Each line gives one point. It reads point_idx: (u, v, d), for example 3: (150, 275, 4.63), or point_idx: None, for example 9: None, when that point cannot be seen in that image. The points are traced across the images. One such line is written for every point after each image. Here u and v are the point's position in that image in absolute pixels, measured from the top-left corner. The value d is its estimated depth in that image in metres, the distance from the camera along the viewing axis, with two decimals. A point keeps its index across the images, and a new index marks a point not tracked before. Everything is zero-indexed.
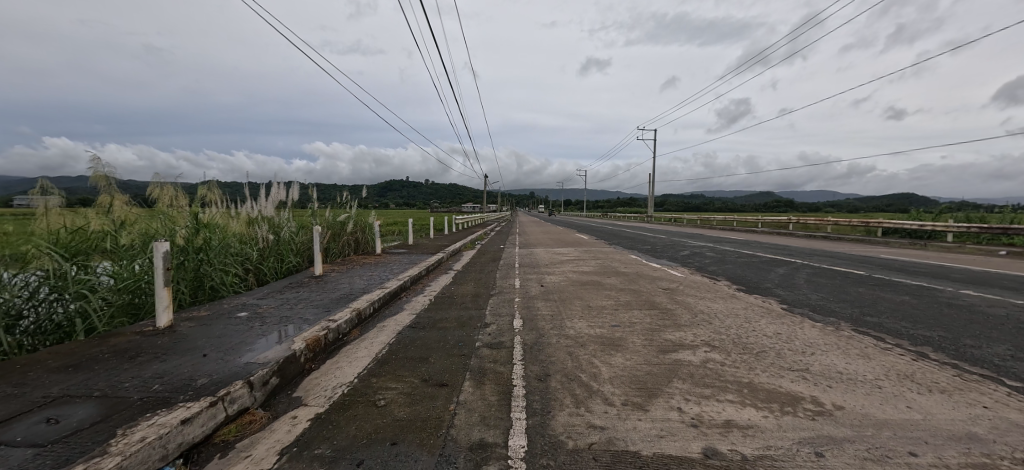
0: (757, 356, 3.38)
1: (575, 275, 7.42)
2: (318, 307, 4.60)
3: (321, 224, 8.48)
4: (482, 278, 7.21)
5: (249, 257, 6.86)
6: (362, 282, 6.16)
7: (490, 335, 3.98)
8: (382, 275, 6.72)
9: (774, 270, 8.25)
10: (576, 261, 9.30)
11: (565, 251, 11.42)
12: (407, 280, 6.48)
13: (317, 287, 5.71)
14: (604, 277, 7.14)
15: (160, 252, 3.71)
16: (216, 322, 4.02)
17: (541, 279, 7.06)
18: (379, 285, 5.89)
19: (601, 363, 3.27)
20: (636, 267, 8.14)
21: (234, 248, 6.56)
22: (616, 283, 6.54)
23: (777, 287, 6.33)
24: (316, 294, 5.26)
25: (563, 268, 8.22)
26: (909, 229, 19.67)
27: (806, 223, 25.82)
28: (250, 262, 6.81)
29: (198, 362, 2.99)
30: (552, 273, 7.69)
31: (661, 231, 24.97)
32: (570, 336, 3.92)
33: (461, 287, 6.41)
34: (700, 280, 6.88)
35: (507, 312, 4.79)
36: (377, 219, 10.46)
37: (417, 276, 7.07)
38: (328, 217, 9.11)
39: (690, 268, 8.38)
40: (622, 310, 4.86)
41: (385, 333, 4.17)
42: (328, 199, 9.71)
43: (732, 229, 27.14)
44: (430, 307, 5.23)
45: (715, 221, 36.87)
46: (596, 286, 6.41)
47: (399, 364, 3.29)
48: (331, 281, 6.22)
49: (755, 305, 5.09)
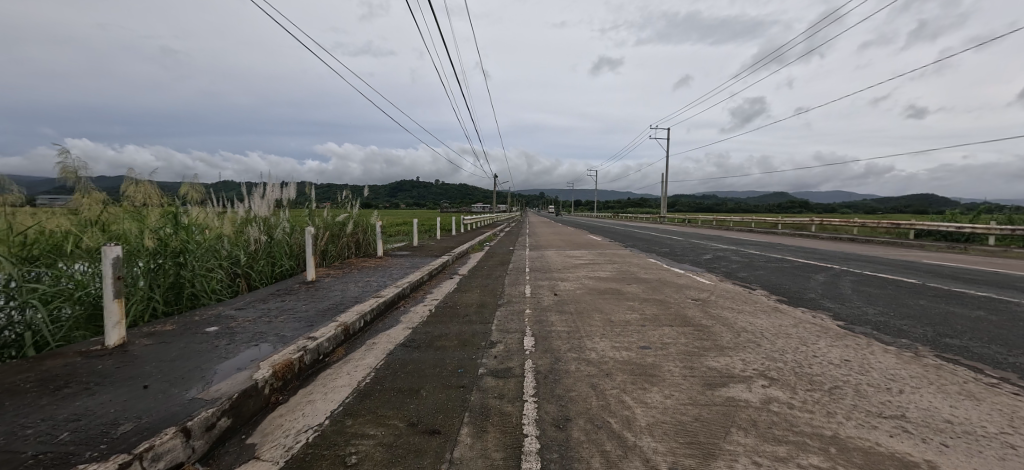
0: (832, 396, 2.67)
1: (592, 281, 6.74)
2: (300, 321, 4.02)
3: (318, 224, 7.97)
4: (489, 285, 6.58)
5: (238, 260, 6.35)
6: (356, 289, 5.57)
7: (495, 359, 3.34)
8: (380, 281, 6.13)
9: (812, 276, 7.44)
10: (591, 265, 8.61)
11: (579, 254, 10.72)
12: (406, 287, 5.88)
13: (306, 295, 5.14)
14: (625, 284, 6.45)
15: (110, 259, 3.16)
16: (178, 338, 3.46)
17: (554, 286, 6.40)
18: (374, 293, 5.30)
19: (634, 401, 2.60)
20: (658, 273, 7.41)
21: (220, 250, 6.03)
22: (639, 292, 5.84)
23: (824, 299, 5.57)
24: (301, 304, 4.69)
25: (577, 273, 7.54)
26: (945, 231, 18.46)
27: (831, 225, 24.61)
28: (238, 266, 6.29)
29: (132, 398, 2.39)
30: (566, 279, 7.03)
31: (676, 232, 24.06)
32: (592, 362, 3.26)
33: (466, 295, 5.78)
34: (733, 289, 6.13)
35: (516, 328, 4.15)
36: (379, 219, 9.92)
37: (418, 282, 6.48)
38: (327, 217, 8.59)
39: (718, 274, 7.62)
40: (651, 327, 4.18)
41: (373, 355, 3.56)
42: (327, 198, 9.21)
43: (751, 230, 26.03)
44: (429, 320, 4.61)
45: (732, 222, 35.67)
46: (616, 294, 5.72)
47: (382, 400, 2.66)
48: (323, 287, 5.65)
49: (807, 322, 4.36)
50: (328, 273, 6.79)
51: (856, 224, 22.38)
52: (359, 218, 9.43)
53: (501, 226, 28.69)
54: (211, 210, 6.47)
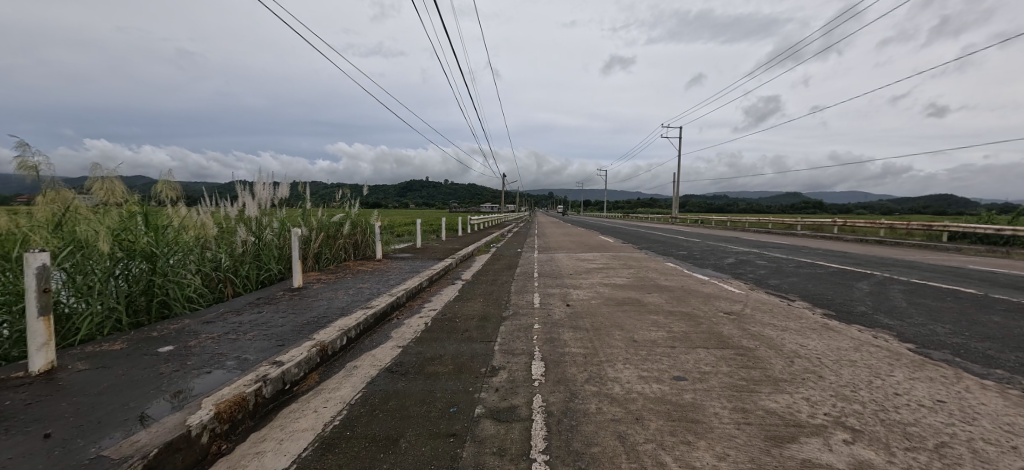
0: (944, 459, 1.99)
1: (608, 290, 6.08)
2: (271, 339, 3.45)
3: (312, 225, 7.45)
4: (494, 293, 5.96)
5: (220, 264, 5.84)
6: (346, 297, 5.00)
7: (496, 393, 2.72)
8: (373, 288, 5.56)
9: (854, 285, 6.66)
10: (605, 270, 7.93)
11: (591, 257, 10.04)
12: (402, 295, 5.30)
13: (287, 305, 4.59)
14: (645, 293, 5.78)
15: (33, 270, 2.64)
16: (120, 362, 2.92)
17: (566, 295, 5.76)
18: (364, 303, 4.73)
19: (677, 462, 1.95)
20: (681, 280, 6.70)
21: (199, 252, 5.56)
22: (663, 303, 5.16)
23: (879, 313, 4.82)
24: (279, 317, 4.13)
25: (591, 280, 6.88)
26: (983, 234, 17.27)
27: (855, 226, 23.45)
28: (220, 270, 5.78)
29: (21, 456, 1.83)
30: (579, 286, 6.39)
31: (690, 234, 23.21)
32: (616, 399, 2.61)
33: (468, 305, 5.17)
34: (770, 300, 5.41)
35: (523, 350, 3.52)
36: (379, 219, 9.39)
37: (416, 288, 5.90)
38: (322, 217, 8.08)
39: (747, 281, 6.89)
40: (683, 348, 3.52)
41: (350, 384, 2.97)
42: (324, 197, 8.71)
43: (769, 231, 24.98)
44: (424, 337, 4.01)
45: (748, 223, 34.54)
46: (637, 306, 5.05)
47: (349, 454, 2.06)
48: (310, 295, 5.10)
49: (870, 345, 3.64)
50: (319, 278, 6.25)
51: (884, 225, 21.22)
52: (357, 219, 8.92)
53: (509, 227, 28.07)
54: (196, 210, 6.04)
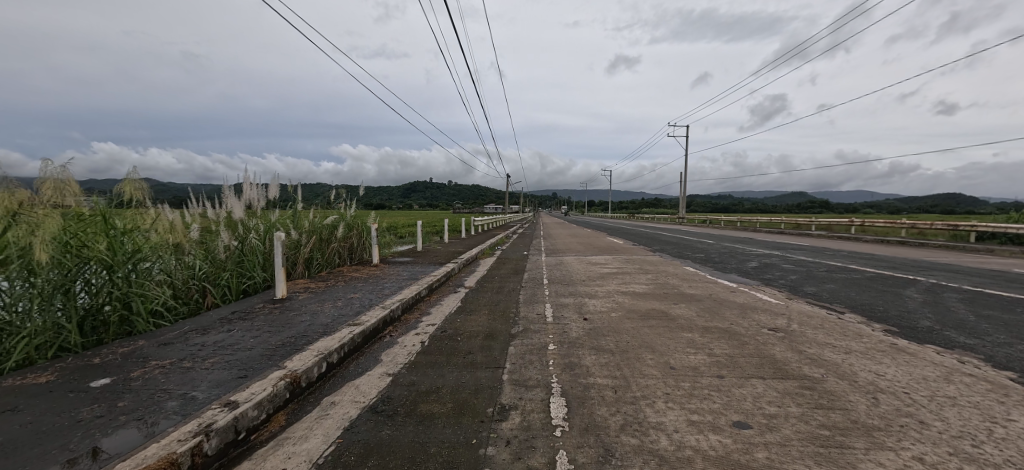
0: None
1: (627, 299, 5.44)
2: (231, 370, 2.85)
3: (301, 228, 6.86)
4: (500, 304, 5.33)
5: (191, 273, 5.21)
6: (333, 311, 4.40)
7: (506, 448, 2.08)
8: (366, 299, 4.95)
9: (903, 292, 5.95)
10: (620, 276, 7.28)
11: (602, 261, 9.39)
12: (396, 308, 4.69)
13: (264, 321, 3.99)
14: (671, 304, 5.12)
15: None
16: (35, 403, 2.33)
17: (582, 305, 5.12)
18: (353, 318, 4.13)
19: None
20: (707, 288, 6.05)
21: (172, 258, 5.07)
22: (694, 316, 4.51)
23: (949, 329, 4.13)
24: (250, 337, 3.53)
25: (607, 287, 6.23)
26: (1013, 233, 16.38)
27: (873, 227, 22.56)
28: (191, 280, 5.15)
29: None
30: (594, 295, 5.74)
31: (700, 235, 22.51)
32: (667, 460, 1.94)
33: (471, 319, 4.55)
34: (815, 312, 4.73)
35: (537, 381, 2.88)
36: (377, 221, 8.80)
37: (413, 299, 5.29)
38: (314, 219, 7.51)
39: (780, 288, 6.21)
40: (733, 379, 2.87)
41: (321, 430, 2.35)
42: (317, 198, 8.14)
43: (783, 231, 24.17)
44: (419, 361, 3.39)
45: (758, 223, 33.68)
46: (664, 320, 4.40)
47: None
48: (293, 308, 4.50)
49: (963, 376, 2.96)
50: (308, 286, 5.66)
51: (905, 225, 20.32)
52: (353, 220, 8.35)
53: (514, 228, 27.39)
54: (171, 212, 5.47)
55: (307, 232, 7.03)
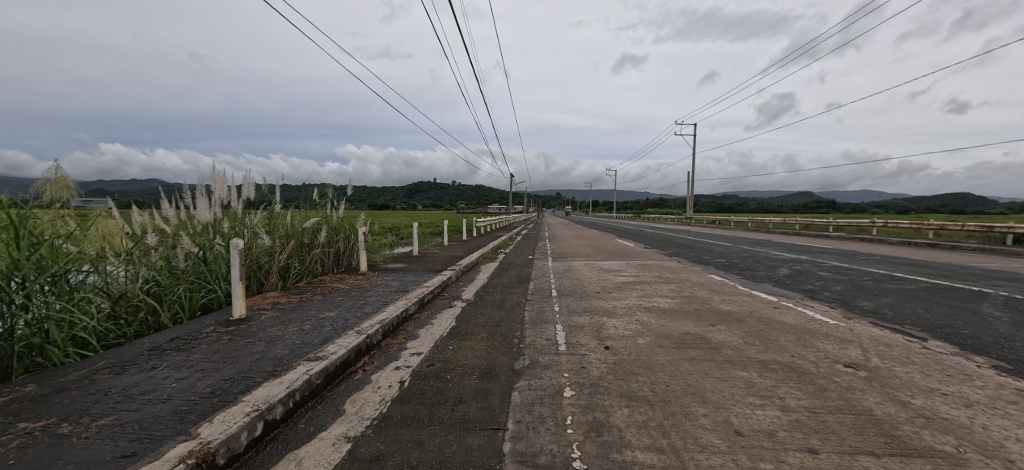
0: None
1: (654, 318, 4.57)
2: (118, 442, 2.00)
3: (274, 236, 6.05)
4: (502, 324, 4.48)
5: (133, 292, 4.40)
6: (295, 338, 3.56)
7: None
8: (341, 320, 4.11)
9: (980, 309, 5.01)
10: (639, 287, 6.40)
11: (616, 267, 8.52)
12: (376, 332, 3.85)
13: (202, 354, 3.16)
14: (708, 325, 4.25)
15: None
16: None
17: (600, 327, 4.26)
18: (316, 350, 3.28)
19: None
20: (745, 303, 5.16)
21: (101, 269, 4.33)
22: (742, 345, 3.63)
23: None
24: (172, 381, 2.69)
25: (627, 302, 5.36)
26: None
27: (894, 228, 21.51)
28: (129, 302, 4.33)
29: None
30: (613, 312, 4.87)
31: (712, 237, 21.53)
32: None
33: (465, 348, 3.70)
34: (890, 339, 3.84)
35: (552, 457, 2.03)
36: (366, 224, 8.00)
37: (399, 318, 4.45)
38: (293, 224, 6.72)
39: (830, 304, 5.30)
40: (836, 458, 1.99)
41: None
42: (298, 199, 7.36)
43: (799, 233, 23.13)
44: (392, 415, 2.54)
45: (771, 224, 32.57)
46: (706, 349, 3.53)
47: None
48: (248, 333, 3.67)
49: None
50: (277, 302, 4.84)
51: (932, 226, 19.21)
52: (339, 223, 7.56)
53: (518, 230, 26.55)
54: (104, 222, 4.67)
55: (282, 237, 6.29)
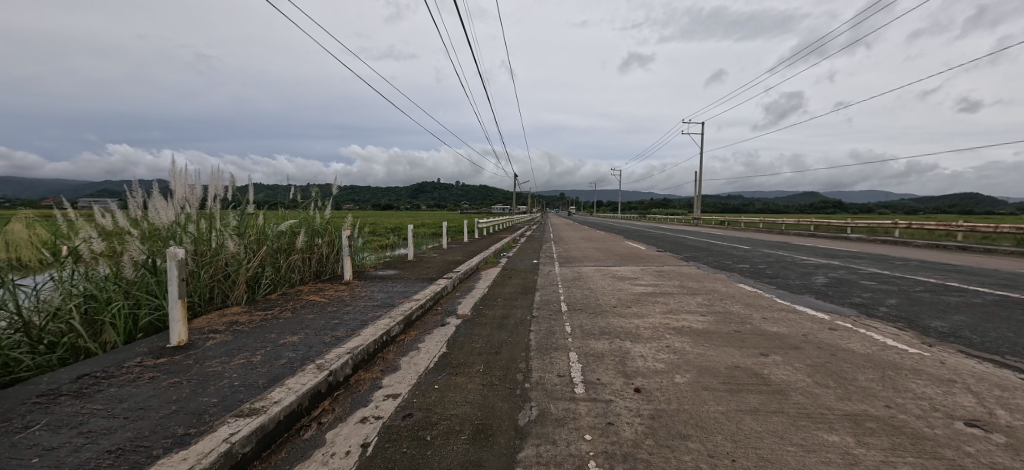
0: None
1: (688, 344, 3.73)
2: None
3: (242, 241, 5.34)
4: (502, 350, 3.68)
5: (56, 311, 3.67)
6: (235, 376, 2.78)
7: None
8: (303, 348, 3.33)
9: None
10: (661, 299, 5.56)
11: (630, 275, 7.66)
12: (342, 366, 3.05)
13: (101, 407, 2.39)
14: (758, 355, 3.41)
15: None
16: None
17: (624, 356, 3.44)
18: (255, 396, 2.49)
19: None
20: (793, 324, 4.31)
21: (14, 284, 3.59)
22: (813, 388, 2.79)
23: None
24: (33, 456, 1.91)
25: (651, 320, 4.52)
26: None
27: (917, 228, 20.47)
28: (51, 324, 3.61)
29: None
30: (636, 334, 4.04)
31: (724, 238, 20.63)
32: None
33: (454, 389, 2.90)
34: (1002, 377, 2.97)
35: None
36: (353, 226, 7.23)
37: (377, 344, 3.66)
38: (267, 226, 5.98)
39: (896, 323, 4.42)
40: None
41: None
42: (276, 200, 6.62)
43: (817, 235, 22.10)
44: None
45: (784, 225, 31.48)
46: (768, 395, 2.69)
47: None
48: (178, 369, 2.91)
49: None
50: (235, 322, 4.07)
51: (961, 227, 18.10)
52: (322, 226, 6.81)
53: (523, 231, 25.75)
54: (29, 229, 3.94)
55: (252, 241, 5.54)
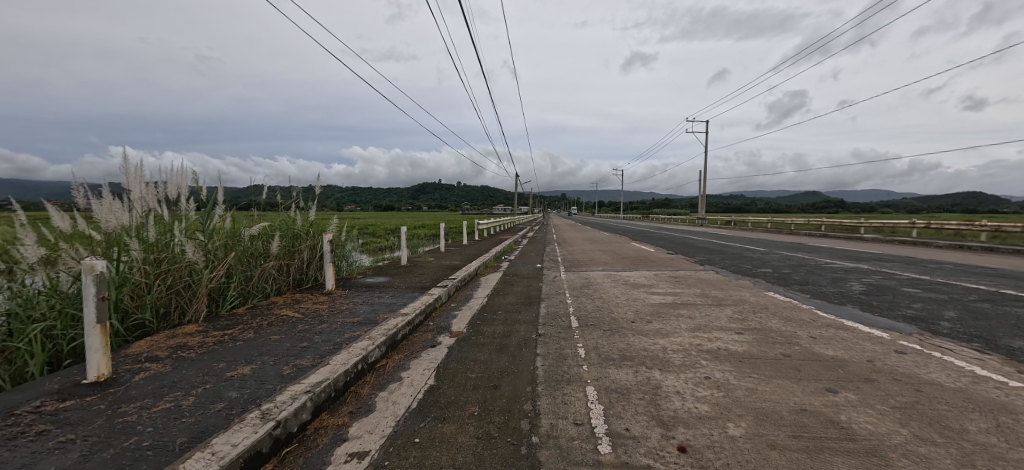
0: None
1: (731, 374, 3.03)
2: None
3: (207, 247, 4.70)
4: (503, 382, 2.99)
5: None
6: (148, 433, 2.09)
7: None
8: (252, 385, 2.65)
9: None
10: (685, 312, 4.85)
11: (643, 282, 6.94)
12: (295, 413, 2.36)
13: None
14: (824, 392, 2.70)
15: None
16: None
17: (655, 392, 2.74)
18: (163, 468, 1.80)
19: None
20: (851, 347, 3.59)
21: None
22: (918, 446, 2.08)
23: None
24: None
25: (679, 340, 3.82)
26: None
27: (936, 228, 19.67)
28: None
29: None
30: (664, 359, 3.33)
31: (733, 239, 19.89)
32: None
33: (439, 446, 2.20)
34: None
35: None
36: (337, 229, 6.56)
37: (348, 376, 2.97)
38: (238, 229, 5.32)
39: (973, 344, 3.70)
40: None
41: None
42: (250, 201, 5.97)
43: (829, 235, 21.32)
44: None
45: (792, 225, 30.68)
46: (861, 458, 1.98)
47: None
48: (81, 419, 2.23)
49: None
50: (182, 346, 3.39)
51: (982, 228, 17.30)
52: (302, 228, 6.15)
53: (525, 232, 25.08)
54: None
55: (219, 246, 4.88)
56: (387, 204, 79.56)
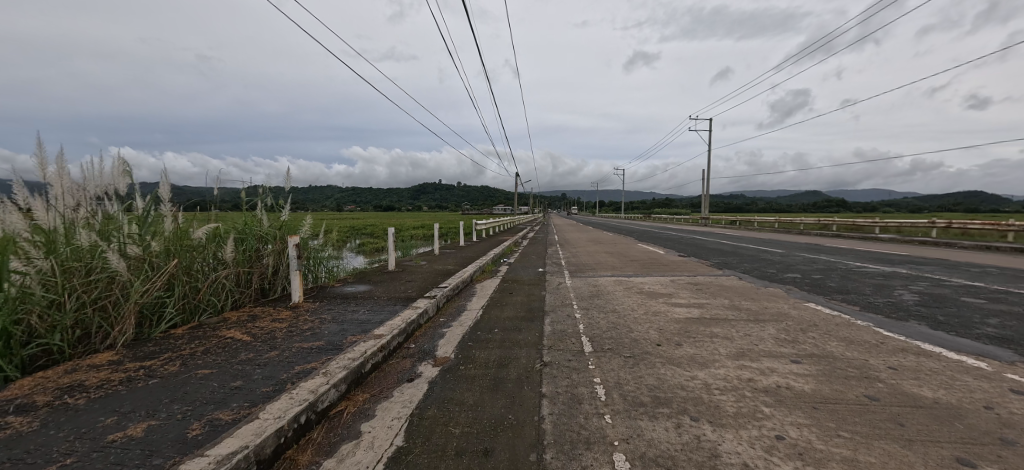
0: None
1: (810, 430, 2.20)
2: None
3: (141, 254, 3.90)
4: (497, 443, 2.15)
5: None
6: None
7: None
8: (132, 461, 1.84)
9: None
10: (719, 330, 4.01)
11: (660, 290, 6.09)
12: None
13: None
14: (958, 466, 1.88)
15: None
16: None
17: (713, 464, 1.92)
18: None
19: None
20: (952, 386, 2.75)
21: None
22: None
23: None
24: None
25: (722, 373, 2.99)
26: None
27: (956, 228, 18.74)
28: None
29: None
30: (711, 404, 2.50)
31: (743, 239, 18.98)
32: None
33: None
34: None
35: None
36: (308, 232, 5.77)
37: (282, 436, 2.14)
38: (186, 232, 4.51)
39: None
40: None
41: None
42: (206, 201, 5.17)
43: (843, 236, 20.44)
44: None
45: (801, 224, 29.80)
46: None
47: None
48: None
49: None
50: (73, 389, 2.57)
51: (1009, 229, 16.34)
52: (268, 231, 5.36)
53: (526, 233, 24.22)
54: None
55: (158, 252, 4.07)
56: (387, 204, 78.76)
